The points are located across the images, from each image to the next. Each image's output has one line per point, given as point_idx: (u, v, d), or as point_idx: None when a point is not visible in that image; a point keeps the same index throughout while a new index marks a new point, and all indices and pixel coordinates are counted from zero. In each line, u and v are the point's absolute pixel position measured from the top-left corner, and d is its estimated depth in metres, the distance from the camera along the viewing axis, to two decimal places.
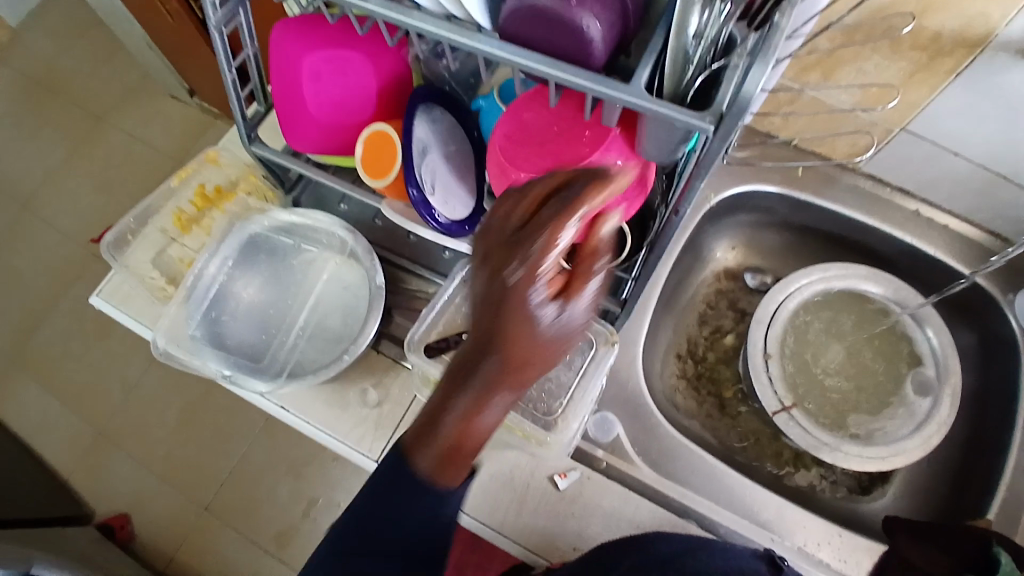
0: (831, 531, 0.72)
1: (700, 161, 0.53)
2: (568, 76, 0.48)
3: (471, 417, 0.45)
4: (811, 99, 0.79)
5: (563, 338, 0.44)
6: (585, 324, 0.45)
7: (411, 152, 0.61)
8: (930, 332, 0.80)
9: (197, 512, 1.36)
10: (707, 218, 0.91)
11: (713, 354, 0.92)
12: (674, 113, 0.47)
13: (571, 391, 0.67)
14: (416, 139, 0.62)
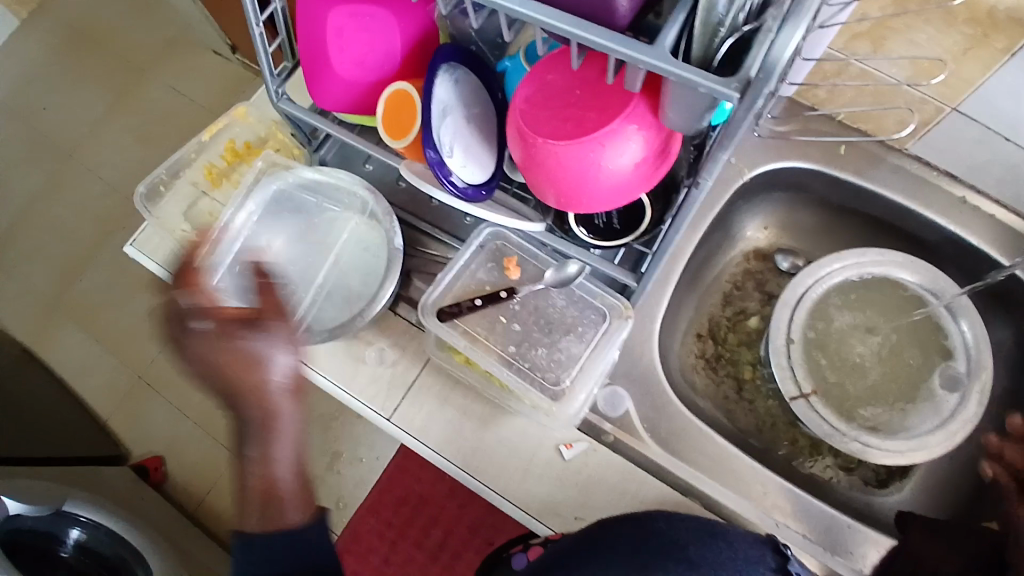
0: (839, 522, 0.72)
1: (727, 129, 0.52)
2: (589, 38, 0.46)
3: (266, 459, 0.62)
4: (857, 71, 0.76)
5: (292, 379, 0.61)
6: (283, 361, 0.60)
7: (430, 112, 0.61)
8: (965, 324, 0.76)
9: (228, 457, 1.42)
10: (740, 194, 0.88)
11: (735, 336, 0.90)
12: (697, 78, 0.45)
13: (581, 362, 0.66)
14: (436, 100, 0.62)
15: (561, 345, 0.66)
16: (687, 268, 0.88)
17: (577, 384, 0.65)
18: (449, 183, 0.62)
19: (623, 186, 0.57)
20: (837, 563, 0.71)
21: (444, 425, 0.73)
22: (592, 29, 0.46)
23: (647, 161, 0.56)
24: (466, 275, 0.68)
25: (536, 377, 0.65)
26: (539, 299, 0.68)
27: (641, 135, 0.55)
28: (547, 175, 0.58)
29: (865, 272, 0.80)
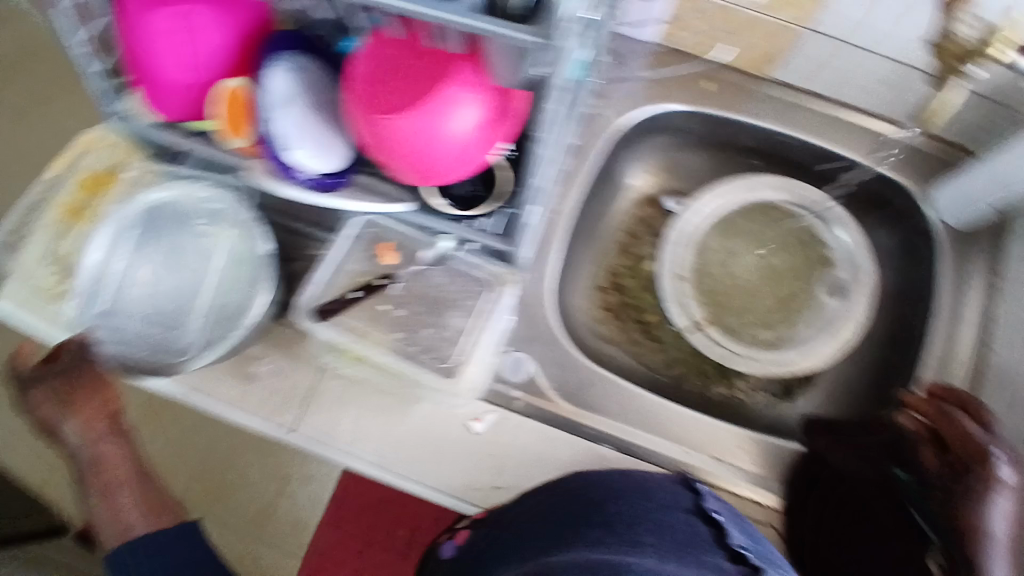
0: (744, 438, 0.75)
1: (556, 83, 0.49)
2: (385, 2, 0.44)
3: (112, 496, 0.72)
4: (714, 6, 0.76)
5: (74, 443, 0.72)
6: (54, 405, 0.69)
7: (267, 112, 0.56)
8: (841, 231, 0.80)
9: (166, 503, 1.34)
10: (620, 146, 0.86)
11: (635, 281, 0.91)
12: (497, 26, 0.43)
13: (469, 335, 0.66)
14: (271, 94, 0.56)
15: (448, 322, 0.66)
16: (581, 224, 0.88)
17: (466, 355, 0.66)
18: (296, 180, 0.60)
19: (468, 154, 0.54)
20: (748, 479, 0.74)
21: (351, 422, 0.72)
22: None
23: (489, 124, 0.53)
24: (341, 269, 0.67)
25: (428, 358, 0.65)
26: (420, 281, 0.68)
27: (474, 100, 0.51)
28: (387, 152, 0.54)
29: (745, 199, 0.82)
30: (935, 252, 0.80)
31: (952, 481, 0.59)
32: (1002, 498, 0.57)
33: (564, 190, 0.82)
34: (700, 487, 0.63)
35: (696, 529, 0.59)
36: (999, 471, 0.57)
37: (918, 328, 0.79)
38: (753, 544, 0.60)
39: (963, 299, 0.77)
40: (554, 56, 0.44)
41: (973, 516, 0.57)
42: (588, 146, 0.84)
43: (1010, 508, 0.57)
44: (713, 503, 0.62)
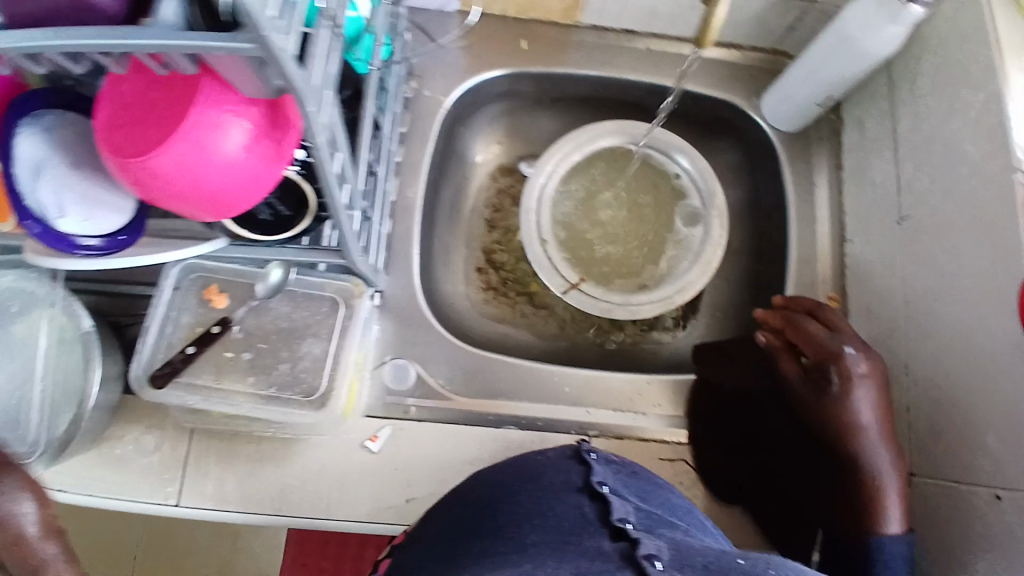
0: (639, 382, 0.76)
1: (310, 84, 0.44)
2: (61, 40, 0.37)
3: None
4: None
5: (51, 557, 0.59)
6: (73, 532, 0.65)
7: (15, 181, 0.54)
8: (683, 160, 0.81)
9: None
10: (454, 124, 0.85)
11: (510, 255, 0.89)
12: (202, 41, 0.38)
13: (329, 361, 0.64)
14: (19, 166, 0.54)
15: (302, 350, 0.64)
16: (435, 212, 0.85)
17: (334, 378, 0.63)
18: (78, 250, 0.56)
19: (248, 178, 0.49)
20: (652, 419, 0.75)
21: (242, 477, 0.68)
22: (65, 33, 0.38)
23: (259, 141, 0.49)
24: (174, 325, 0.63)
25: (291, 392, 0.62)
26: (261, 315, 0.64)
27: (229, 118, 0.47)
28: (160, 196, 0.49)
29: (590, 147, 0.81)
30: (775, 160, 0.83)
31: (814, 388, 0.63)
32: (860, 388, 0.61)
33: (405, 182, 0.78)
34: (589, 456, 0.59)
35: (580, 507, 0.52)
36: (853, 367, 0.62)
37: (779, 236, 0.82)
38: (645, 515, 0.52)
39: (811, 197, 0.80)
40: (275, 60, 0.38)
41: (838, 410, 0.61)
42: (417, 133, 0.80)
43: (870, 394, 0.61)
44: (601, 476, 0.56)
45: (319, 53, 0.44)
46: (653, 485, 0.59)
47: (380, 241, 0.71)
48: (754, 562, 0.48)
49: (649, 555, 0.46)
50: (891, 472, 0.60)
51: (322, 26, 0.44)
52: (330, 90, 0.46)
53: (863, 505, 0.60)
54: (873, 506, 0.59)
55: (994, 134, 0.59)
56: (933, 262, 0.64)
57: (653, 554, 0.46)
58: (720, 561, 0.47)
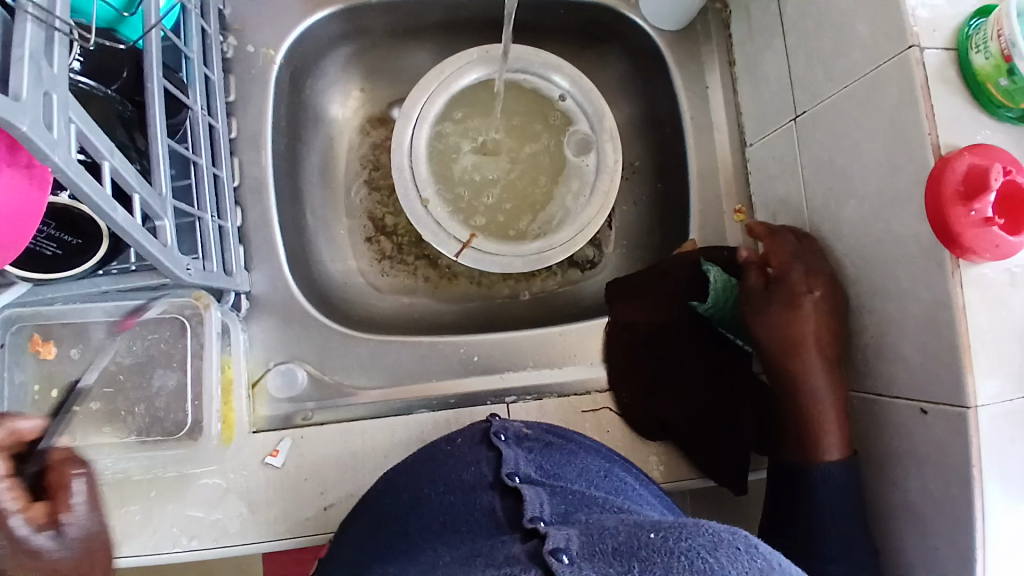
0: (550, 334, 0.71)
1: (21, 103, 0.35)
2: None
3: None
4: None
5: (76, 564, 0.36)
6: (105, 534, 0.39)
7: None
8: (561, 79, 0.72)
9: None
10: (295, 80, 0.74)
11: (399, 218, 0.80)
12: None
13: (193, 386, 0.57)
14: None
15: (156, 384, 0.57)
16: (300, 183, 0.75)
17: (202, 404, 0.57)
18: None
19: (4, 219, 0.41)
20: (569, 370, 0.71)
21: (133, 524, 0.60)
22: None
23: (1, 172, 0.41)
24: (5, 387, 0.55)
25: (161, 430, 0.57)
26: (102, 356, 0.57)
27: None
28: None
29: (454, 85, 0.72)
30: (663, 63, 0.75)
31: (764, 311, 0.61)
32: (814, 309, 0.57)
33: (247, 161, 0.68)
34: (499, 438, 0.53)
35: (490, 508, 0.47)
36: (807, 289, 0.58)
37: (681, 147, 0.75)
38: (561, 500, 0.46)
39: (705, 101, 0.73)
40: None
41: (791, 331, 0.58)
42: (250, 101, 0.69)
43: (827, 317, 0.57)
44: (513, 465, 0.49)
45: (23, 56, 0.36)
46: (570, 454, 0.53)
47: (229, 238, 0.62)
48: (667, 534, 0.39)
49: (556, 550, 0.39)
50: (837, 401, 0.57)
51: (21, 23, 0.36)
52: (55, 92, 0.38)
53: (810, 436, 0.58)
54: (818, 436, 0.57)
55: (885, 7, 0.51)
56: (833, 161, 0.58)
57: (560, 547, 0.39)
58: (630, 540, 0.39)
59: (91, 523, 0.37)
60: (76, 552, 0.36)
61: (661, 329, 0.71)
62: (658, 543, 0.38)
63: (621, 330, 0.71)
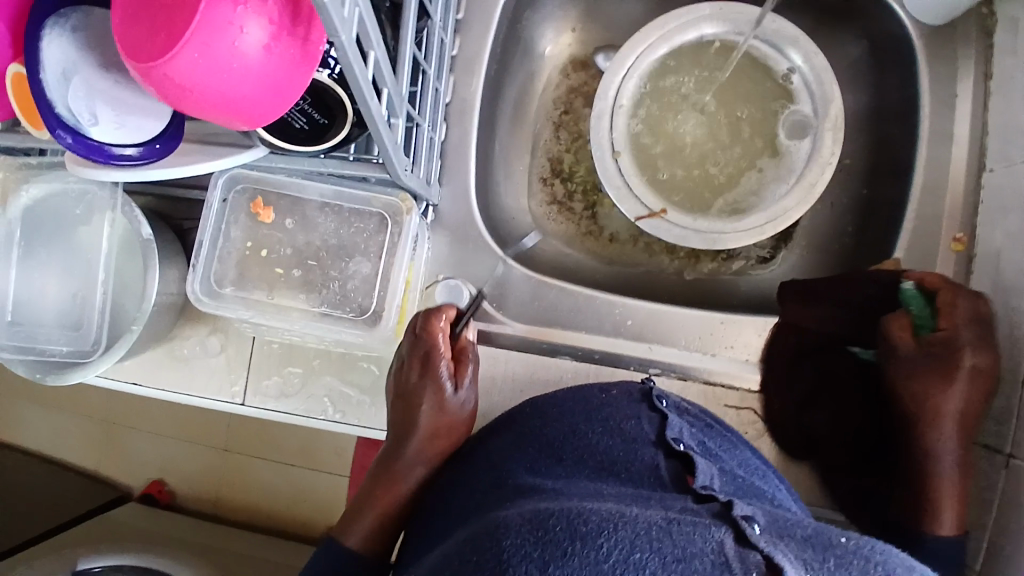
0: (711, 320, 0.69)
1: None
2: None
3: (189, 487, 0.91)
4: None
5: (460, 408, 0.60)
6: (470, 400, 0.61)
7: (37, 90, 0.50)
8: (797, 57, 0.68)
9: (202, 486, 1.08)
10: (520, 6, 0.74)
11: (581, 167, 0.80)
12: None
13: (379, 280, 0.61)
14: (46, 69, 0.50)
15: (351, 268, 0.62)
16: (498, 111, 0.77)
17: (385, 299, 0.61)
18: (114, 160, 0.53)
19: (268, 83, 0.45)
20: (721, 360, 0.69)
21: (301, 385, 0.68)
22: None
23: (280, 40, 0.44)
24: (224, 239, 0.62)
25: (344, 310, 0.61)
26: (310, 231, 0.62)
27: (242, 13, 0.41)
28: (177, 103, 0.44)
29: (678, 40, 0.69)
30: (912, 59, 0.68)
31: (912, 377, 0.59)
32: (968, 383, 0.56)
33: (461, 80, 0.70)
34: (662, 402, 0.54)
35: (653, 464, 0.47)
36: (967, 357, 0.56)
37: (906, 156, 0.69)
38: (730, 481, 0.46)
39: (946, 110, 0.66)
40: None
41: (933, 401, 0.57)
42: (475, 21, 0.70)
43: (975, 394, 0.56)
44: (677, 431, 0.50)
45: None
46: (730, 443, 0.53)
47: (431, 150, 0.65)
48: (858, 543, 0.37)
49: (745, 516, 0.38)
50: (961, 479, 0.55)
51: None
52: None
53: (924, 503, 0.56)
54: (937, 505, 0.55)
55: None
56: None
57: (751, 515, 0.38)
58: (819, 536, 0.38)
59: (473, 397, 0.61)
60: (455, 403, 0.60)
61: (829, 337, 0.70)
62: (853, 546, 0.36)
63: (793, 338, 0.69)
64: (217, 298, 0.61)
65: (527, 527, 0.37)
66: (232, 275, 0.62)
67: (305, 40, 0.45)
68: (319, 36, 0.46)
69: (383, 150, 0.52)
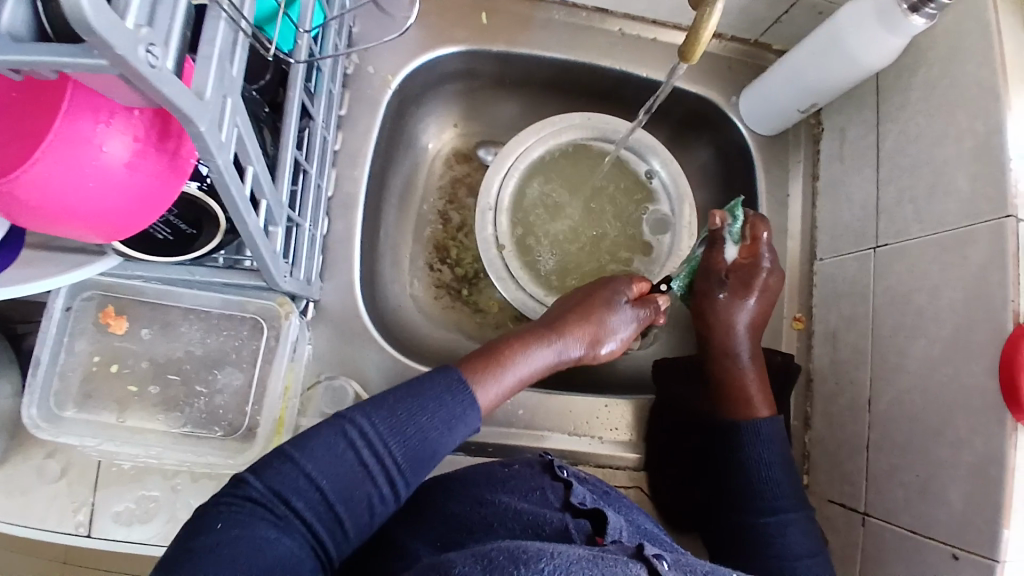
0: (596, 405, 0.71)
1: (200, 108, 0.36)
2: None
3: None
4: None
5: (622, 332, 0.66)
6: (629, 328, 0.67)
7: None
8: (656, 163, 0.76)
9: None
10: (401, 106, 0.76)
11: (467, 253, 0.81)
12: (48, 55, 0.30)
13: (252, 387, 0.57)
14: None
15: (220, 381, 0.57)
16: (382, 202, 0.77)
17: (259, 412, 0.57)
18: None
19: (131, 198, 0.42)
20: (607, 444, 0.71)
21: (162, 503, 0.61)
22: None
23: (146, 156, 0.41)
24: (66, 352, 0.56)
25: (213, 429, 0.56)
26: (171, 340, 0.57)
27: (102, 130, 0.39)
28: (21, 217, 0.41)
29: (555, 141, 0.75)
30: (751, 163, 0.78)
31: (701, 297, 0.68)
32: (761, 295, 0.66)
33: (345, 175, 0.70)
34: (561, 466, 0.53)
35: (562, 525, 0.45)
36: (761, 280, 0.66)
37: None
38: (636, 531, 0.47)
39: (784, 207, 0.76)
40: (142, 79, 0.32)
41: (728, 312, 0.66)
42: (357, 118, 0.71)
43: (757, 307, 0.66)
44: (582, 495, 0.49)
45: (212, 54, 0.37)
46: (626, 507, 0.53)
47: (313, 246, 0.63)
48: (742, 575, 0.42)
49: (656, 555, 0.40)
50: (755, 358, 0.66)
51: (216, 17, 0.37)
52: (230, 95, 0.40)
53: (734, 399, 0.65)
54: (747, 399, 0.65)
55: (989, 169, 0.55)
56: (907, 299, 0.61)
57: (660, 553, 0.41)
58: (715, 571, 0.42)
59: (631, 325, 0.67)
60: (621, 323, 0.66)
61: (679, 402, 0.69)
62: None
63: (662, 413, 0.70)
64: (58, 422, 0.55)
65: (471, 561, 0.37)
66: (77, 393, 0.56)
67: (174, 156, 0.43)
68: (191, 149, 0.44)
69: (255, 257, 0.49)
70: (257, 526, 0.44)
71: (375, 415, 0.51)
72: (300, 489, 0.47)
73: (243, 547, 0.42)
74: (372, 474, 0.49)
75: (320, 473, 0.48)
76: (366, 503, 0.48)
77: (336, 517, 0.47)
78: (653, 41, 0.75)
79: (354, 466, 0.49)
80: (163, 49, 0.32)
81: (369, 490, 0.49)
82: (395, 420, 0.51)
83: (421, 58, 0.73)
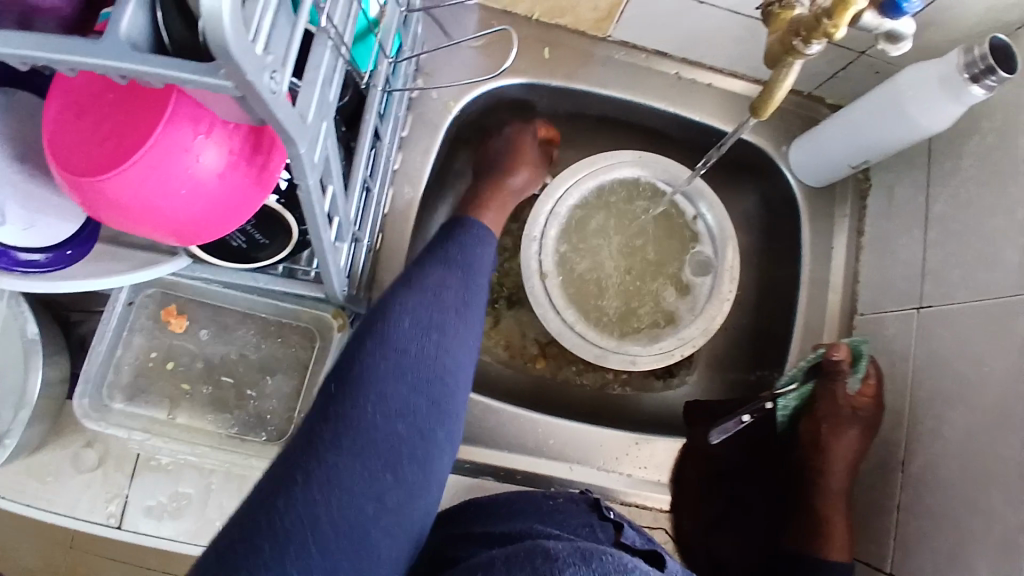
0: (628, 442, 0.71)
1: (301, 130, 0.37)
2: (123, 65, 0.31)
3: None
4: None
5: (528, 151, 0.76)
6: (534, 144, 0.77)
7: None
8: (704, 207, 0.77)
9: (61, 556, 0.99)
10: (458, 130, 0.77)
11: (508, 278, 0.82)
12: (171, 70, 0.31)
13: (300, 394, 0.59)
14: None
15: (270, 387, 0.59)
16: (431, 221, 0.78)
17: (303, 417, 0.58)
18: (18, 267, 0.49)
19: (216, 206, 0.43)
20: (635, 481, 0.71)
21: (194, 503, 0.60)
22: (93, 52, 0.31)
23: (237, 168, 0.43)
24: (125, 344, 0.58)
25: (260, 433, 0.57)
26: (226, 342, 0.59)
27: (200, 142, 0.40)
28: (110, 214, 0.43)
29: (604, 176, 0.77)
30: (796, 213, 0.79)
31: (812, 421, 0.67)
32: (862, 433, 0.64)
33: (401, 193, 0.71)
34: (606, 505, 0.55)
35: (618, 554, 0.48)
36: (866, 416, 0.64)
37: (792, 298, 0.78)
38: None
39: (827, 260, 0.77)
40: (260, 102, 0.33)
41: (829, 449, 0.64)
42: (416, 139, 0.72)
43: (859, 441, 0.64)
44: (631, 538, 0.50)
45: (315, 81, 0.39)
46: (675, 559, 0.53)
47: (367, 261, 0.65)
48: None
49: None
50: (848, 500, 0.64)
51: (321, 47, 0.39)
52: (326, 119, 0.41)
53: (817, 532, 0.63)
54: (831, 532, 0.62)
55: None
56: (949, 363, 0.61)
57: None
58: None
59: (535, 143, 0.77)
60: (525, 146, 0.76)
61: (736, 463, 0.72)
62: None
63: (690, 471, 0.71)
64: (105, 413, 0.56)
65: (572, 555, 0.42)
66: (128, 387, 0.57)
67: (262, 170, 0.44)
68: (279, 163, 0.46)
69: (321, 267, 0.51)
70: (375, 388, 0.54)
71: (431, 283, 0.62)
72: (399, 351, 0.57)
73: (373, 406, 0.54)
74: (441, 324, 0.59)
75: (405, 337, 0.57)
76: (443, 348, 0.58)
77: (429, 371, 0.57)
78: (709, 88, 0.77)
79: (430, 322, 0.59)
80: (281, 76, 0.34)
81: (442, 332, 0.59)
82: (436, 281, 0.62)
83: (481, 85, 0.74)
